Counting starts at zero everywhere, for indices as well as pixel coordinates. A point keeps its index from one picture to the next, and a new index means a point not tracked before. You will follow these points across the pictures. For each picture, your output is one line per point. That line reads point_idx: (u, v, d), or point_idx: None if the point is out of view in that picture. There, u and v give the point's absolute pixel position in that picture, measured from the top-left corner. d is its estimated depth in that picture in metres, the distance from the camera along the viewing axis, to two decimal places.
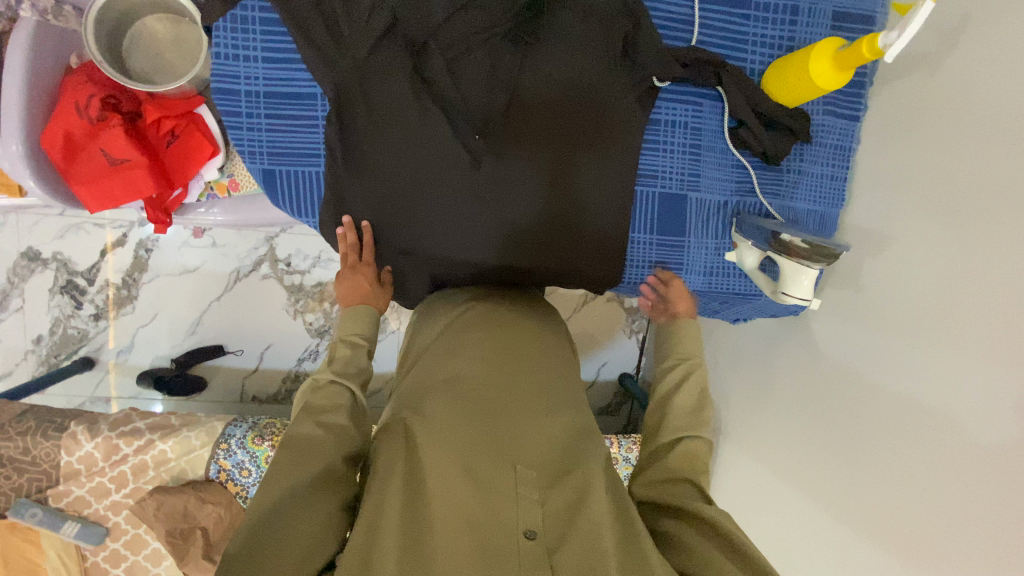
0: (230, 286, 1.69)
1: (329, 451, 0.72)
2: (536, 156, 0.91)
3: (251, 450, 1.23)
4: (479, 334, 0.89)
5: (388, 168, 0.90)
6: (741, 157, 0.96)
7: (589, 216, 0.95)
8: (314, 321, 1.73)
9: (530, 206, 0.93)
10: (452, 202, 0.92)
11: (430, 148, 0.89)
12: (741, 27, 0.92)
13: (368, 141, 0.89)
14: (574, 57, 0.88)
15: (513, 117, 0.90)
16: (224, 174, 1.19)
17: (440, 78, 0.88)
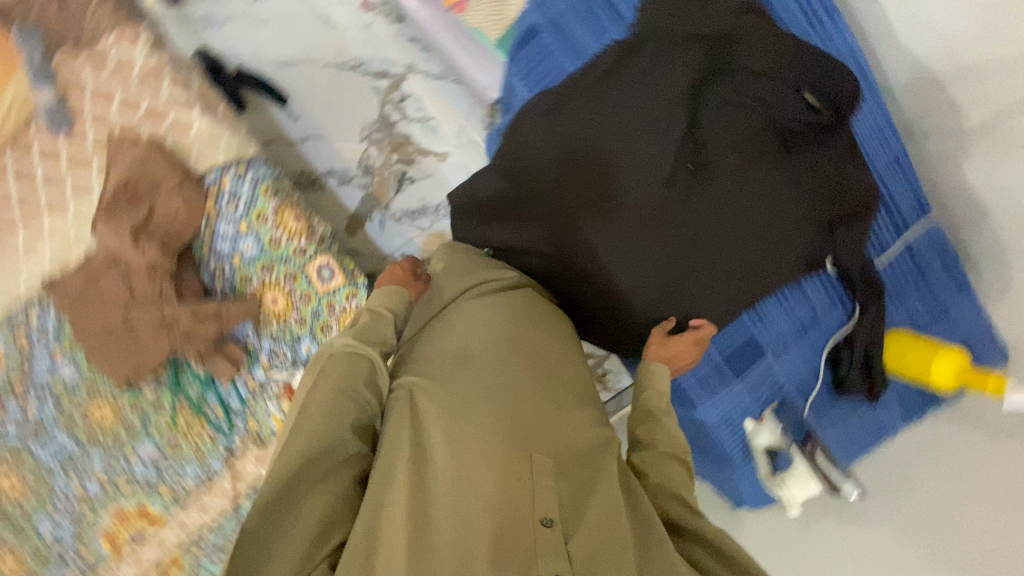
0: (343, 67, 1.61)
1: (338, 424, 0.73)
2: (710, 236, 0.93)
3: (255, 194, 1.16)
4: (499, 312, 0.88)
5: (611, 121, 0.92)
6: (822, 366, 1.04)
7: (694, 300, 0.98)
8: (372, 158, 1.64)
9: (671, 253, 0.93)
10: (626, 192, 0.92)
11: (646, 156, 0.90)
12: (903, 287, 1.03)
13: (604, 111, 0.92)
14: (796, 192, 0.93)
15: (724, 187, 0.92)
16: None
17: (701, 112, 0.91)
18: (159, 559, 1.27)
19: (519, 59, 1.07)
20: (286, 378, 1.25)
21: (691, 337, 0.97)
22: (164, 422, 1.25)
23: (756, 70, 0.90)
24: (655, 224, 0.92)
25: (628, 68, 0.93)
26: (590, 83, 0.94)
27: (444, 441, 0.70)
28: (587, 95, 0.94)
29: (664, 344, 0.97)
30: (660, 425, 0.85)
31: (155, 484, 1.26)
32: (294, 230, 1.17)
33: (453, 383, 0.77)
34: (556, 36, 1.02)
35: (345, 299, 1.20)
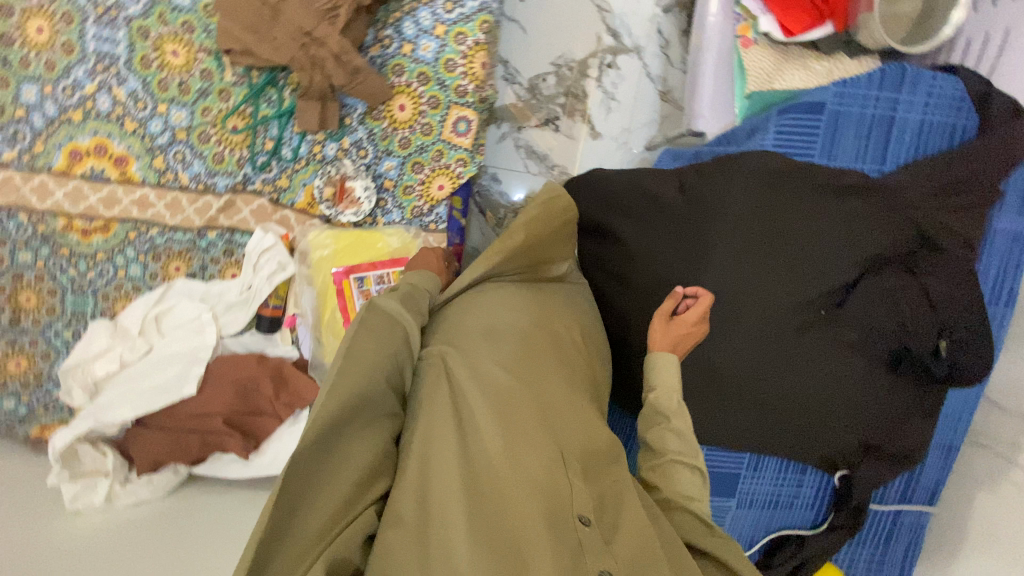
0: (592, 0, 1.59)
1: (376, 382, 0.68)
2: (785, 378, 0.95)
3: (473, 17, 1.10)
4: (542, 299, 0.94)
5: (798, 234, 0.93)
6: (760, 543, 1.07)
7: (728, 417, 0.99)
8: (545, 83, 1.64)
9: (749, 368, 0.95)
10: (762, 295, 0.93)
11: (794, 279, 0.93)
12: (865, 540, 1.07)
13: (796, 219, 0.93)
14: (871, 404, 0.96)
15: (824, 350, 0.95)
16: (759, 35, 1.17)
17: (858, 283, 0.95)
18: (98, 208, 1.17)
19: (791, 115, 0.91)
20: (348, 174, 1.17)
21: (687, 317, 0.92)
22: (216, 110, 1.15)
23: (927, 293, 0.94)
24: (755, 334, 0.94)
25: (842, 201, 0.93)
26: (805, 185, 0.93)
27: (486, 422, 0.71)
28: (792, 194, 0.94)
29: (664, 330, 0.94)
30: (663, 427, 0.88)
31: (158, 149, 1.15)
32: (474, 74, 1.11)
33: (486, 360, 0.77)
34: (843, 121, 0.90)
35: (455, 160, 1.16)
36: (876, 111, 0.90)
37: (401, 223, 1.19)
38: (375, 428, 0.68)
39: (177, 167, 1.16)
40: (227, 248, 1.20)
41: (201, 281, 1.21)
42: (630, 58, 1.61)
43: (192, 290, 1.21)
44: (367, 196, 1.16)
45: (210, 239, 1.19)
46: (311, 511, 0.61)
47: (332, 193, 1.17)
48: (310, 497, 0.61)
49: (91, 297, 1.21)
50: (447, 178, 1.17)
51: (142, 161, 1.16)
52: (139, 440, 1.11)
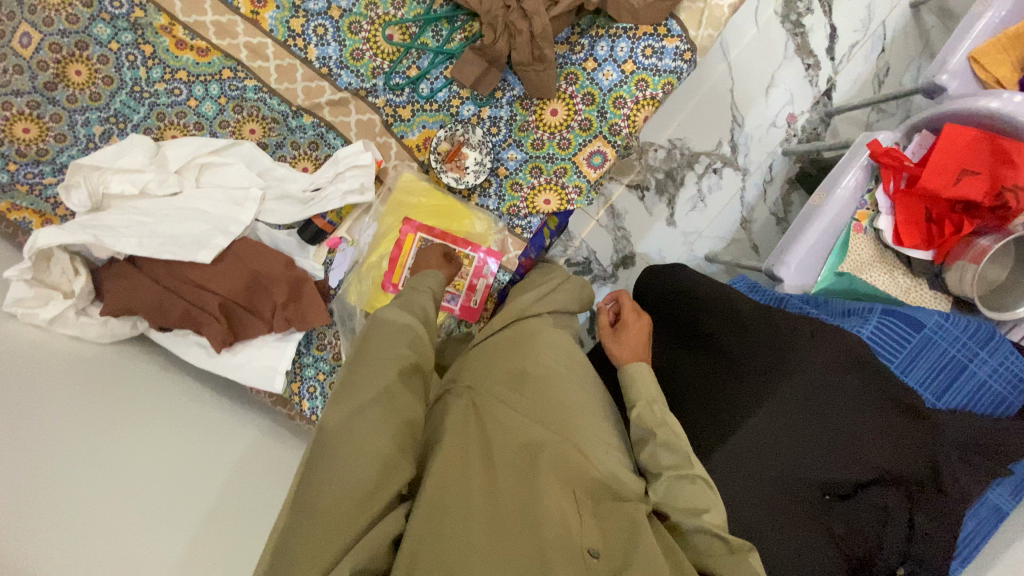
0: (732, 109, 1.64)
1: (383, 378, 0.76)
2: (775, 546, 0.93)
3: (663, 73, 1.08)
4: (565, 344, 0.99)
5: (845, 422, 0.93)
6: None
7: None
8: (653, 153, 1.66)
9: (742, 516, 0.95)
10: (788, 458, 0.93)
11: (822, 458, 0.93)
12: None
13: (836, 403, 0.93)
14: None
15: (820, 538, 0.93)
16: (871, 226, 1.24)
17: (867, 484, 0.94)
18: (208, 30, 1.06)
19: (885, 318, 0.95)
20: (470, 140, 1.12)
21: (627, 319, 1.07)
22: (381, 10, 1.08)
23: (919, 524, 0.93)
24: (754, 488, 0.94)
25: (881, 405, 0.94)
26: (858, 374, 0.94)
27: (500, 460, 0.79)
28: (841, 378, 0.94)
29: (619, 340, 1.05)
30: (652, 444, 0.90)
31: (302, 11, 1.07)
32: (634, 123, 1.10)
33: (506, 408, 0.85)
34: (921, 342, 0.95)
35: (571, 185, 1.14)
36: (948, 346, 0.96)
37: (492, 212, 1.15)
38: (393, 414, 0.74)
39: (310, 38, 1.08)
40: (313, 140, 1.11)
41: (268, 156, 1.10)
42: (735, 176, 1.68)
43: (255, 159, 1.09)
44: (475, 171, 1.12)
45: (302, 123, 1.10)
46: (336, 498, 0.67)
47: (446, 150, 1.12)
48: (328, 484, 0.68)
49: (145, 109, 1.07)
50: (554, 195, 1.14)
51: (279, 12, 1.06)
52: (123, 279, 0.99)
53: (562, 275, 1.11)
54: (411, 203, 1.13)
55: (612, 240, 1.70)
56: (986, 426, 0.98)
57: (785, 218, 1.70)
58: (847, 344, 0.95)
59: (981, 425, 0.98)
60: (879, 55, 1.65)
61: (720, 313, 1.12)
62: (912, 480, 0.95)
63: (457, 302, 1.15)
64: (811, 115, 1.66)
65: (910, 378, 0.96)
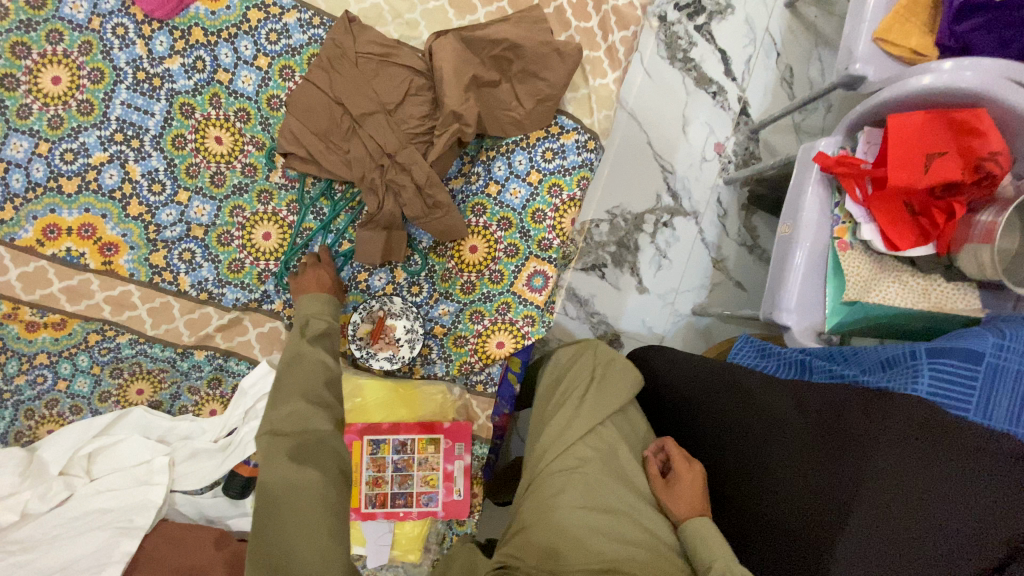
0: (656, 160, 1.55)
1: (316, 424, 0.71)
2: None
3: (573, 170, 0.97)
4: (602, 485, 0.82)
5: (936, 460, 0.71)
6: None
7: None
8: (597, 229, 1.54)
9: None
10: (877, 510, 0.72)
11: (920, 507, 0.70)
12: None
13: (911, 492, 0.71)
14: None
15: None
16: (856, 239, 1.10)
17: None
18: (60, 299, 0.90)
19: (942, 362, 0.78)
20: (391, 312, 0.96)
21: (677, 470, 0.84)
22: (249, 211, 0.96)
23: None
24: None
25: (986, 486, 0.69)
26: (937, 461, 0.71)
27: None
28: (901, 455, 0.73)
29: (672, 494, 0.83)
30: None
31: (160, 242, 0.93)
32: (562, 230, 0.97)
33: None
34: (990, 376, 0.77)
35: (521, 317, 0.97)
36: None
37: (443, 379, 0.97)
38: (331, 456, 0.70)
39: (178, 267, 0.94)
40: (214, 376, 0.95)
41: (165, 416, 0.93)
42: (687, 222, 1.56)
43: (151, 425, 0.92)
44: (408, 341, 0.95)
45: (195, 361, 0.94)
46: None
47: (368, 331, 0.95)
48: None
49: (10, 411, 0.88)
50: (508, 335, 0.97)
51: (135, 252, 0.92)
52: None
53: (588, 369, 0.94)
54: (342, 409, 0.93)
55: (588, 330, 1.53)
56: None
57: (757, 244, 1.57)
58: (907, 417, 0.75)
59: None
60: (777, 61, 1.60)
61: (741, 425, 0.93)
62: None
63: (438, 501, 0.93)
64: (736, 137, 1.58)
65: (998, 424, 0.77)
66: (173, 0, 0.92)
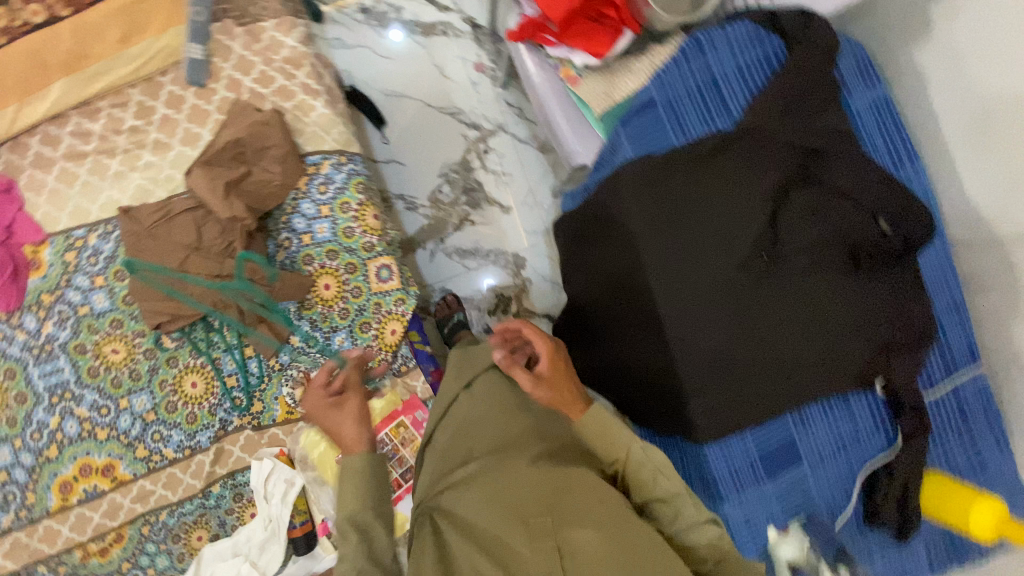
0: (441, 110, 1.76)
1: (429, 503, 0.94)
2: (740, 300, 0.96)
3: (347, 185, 1.19)
4: (503, 397, 1.03)
5: (685, 179, 0.98)
6: (854, 493, 0.99)
7: (710, 357, 0.97)
8: (442, 193, 1.75)
9: (700, 300, 0.97)
10: (680, 232, 0.98)
11: (697, 211, 0.98)
12: (939, 433, 1.03)
13: (686, 205, 0.98)
14: (830, 303, 0.97)
15: (754, 261, 0.96)
16: (579, 69, 1.30)
17: (776, 263, 0.97)
18: (105, 523, 1.17)
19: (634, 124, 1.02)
20: (310, 369, 1.20)
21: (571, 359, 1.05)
22: (171, 378, 1.19)
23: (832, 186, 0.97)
24: (709, 360, 0.97)
25: (720, 197, 0.97)
26: (677, 202, 0.98)
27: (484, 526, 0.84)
28: (670, 190, 0.98)
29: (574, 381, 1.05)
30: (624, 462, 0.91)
31: (135, 440, 1.18)
32: (370, 227, 1.18)
33: (464, 501, 0.89)
34: (667, 110, 1.02)
35: (394, 304, 1.20)
36: (689, 86, 1.02)
37: (375, 383, 1.21)
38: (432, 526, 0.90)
39: (158, 446, 1.18)
40: (236, 492, 1.19)
41: (225, 538, 1.19)
42: (498, 135, 1.77)
43: (222, 550, 1.18)
44: None
45: (217, 492, 1.19)
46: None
47: (303, 391, 1.19)
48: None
49: None
50: (399, 321, 1.20)
51: (126, 458, 1.18)
52: None
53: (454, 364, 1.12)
54: (327, 447, 1.17)
55: (495, 265, 1.74)
56: (807, 79, 0.97)
57: None
58: (649, 167, 1.00)
59: (794, 85, 0.98)
60: None
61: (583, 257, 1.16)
62: (794, 169, 0.99)
63: None
64: (483, 50, 1.77)
65: (696, 134, 1.01)
66: (15, 289, 1.18)
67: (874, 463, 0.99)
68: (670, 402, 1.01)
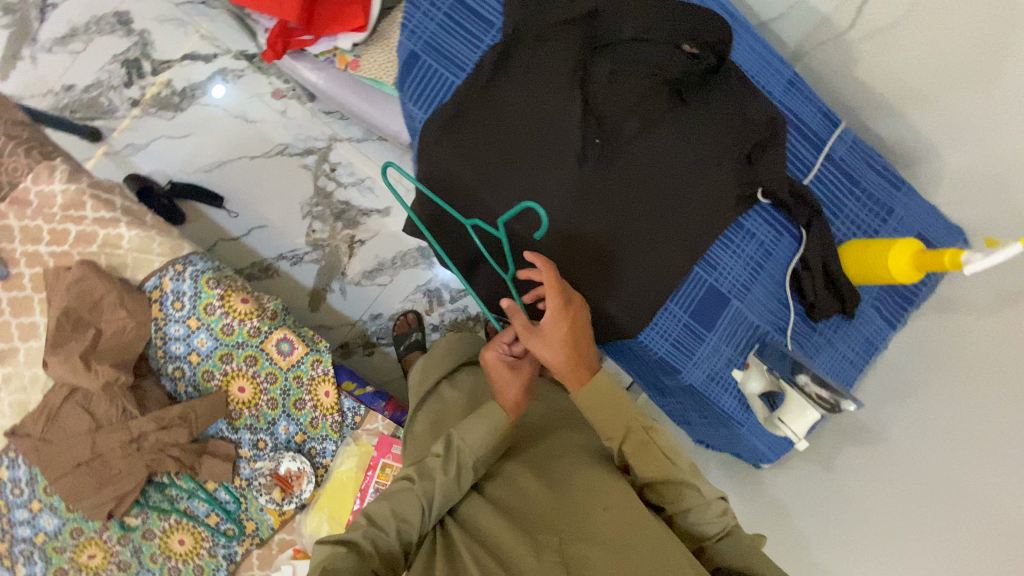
0: (269, 155, 1.66)
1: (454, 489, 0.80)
2: (597, 191, 0.93)
3: (198, 288, 1.13)
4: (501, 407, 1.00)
5: (485, 109, 0.93)
6: (790, 298, 1.00)
7: (598, 258, 0.95)
8: (317, 230, 1.66)
9: (561, 211, 0.94)
10: (509, 159, 0.93)
11: (512, 131, 0.93)
12: (840, 201, 1.02)
13: (500, 133, 0.93)
14: (678, 147, 0.94)
15: (588, 148, 0.92)
16: (353, 51, 1.20)
17: (611, 144, 0.93)
18: None
19: (409, 85, 0.96)
20: (273, 466, 1.17)
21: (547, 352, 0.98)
22: (156, 550, 1.14)
23: (623, 39, 0.93)
24: (599, 267, 0.95)
25: (525, 114, 0.93)
26: (490, 142, 0.93)
27: (484, 534, 0.74)
28: (479, 127, 0.94)
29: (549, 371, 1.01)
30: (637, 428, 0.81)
31: None
32: (244, 315, 1.13)
33: (468, 512, 0.79)
34: (432, 52, 0.96)
35: (312, 367, 1.16)
36: (439, 18, 0.96)
37: (339, 446, 1.19)
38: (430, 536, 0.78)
39: None
40: None
41: None
42: (335, 147, 1.67)
43: None
44: (297, 462, 1.16)
45: None
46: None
47: (280, 490, 1.16)
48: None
49: None
50: (328, 381, 1.17)
51: None
52: None
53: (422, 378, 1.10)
54: (332, 525, 1.16)
55: (405, 267, 1.68)
56: None
57: None
58: (448, 116, 0.94)
59: None
60: (211, 10, 1.67)
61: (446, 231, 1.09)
62: (580, 40, 0.93)
63: None
64: (273, 78, 1.67)
65: (472, 60, 0.96)
66: None
67: (795, 263, 0.99)
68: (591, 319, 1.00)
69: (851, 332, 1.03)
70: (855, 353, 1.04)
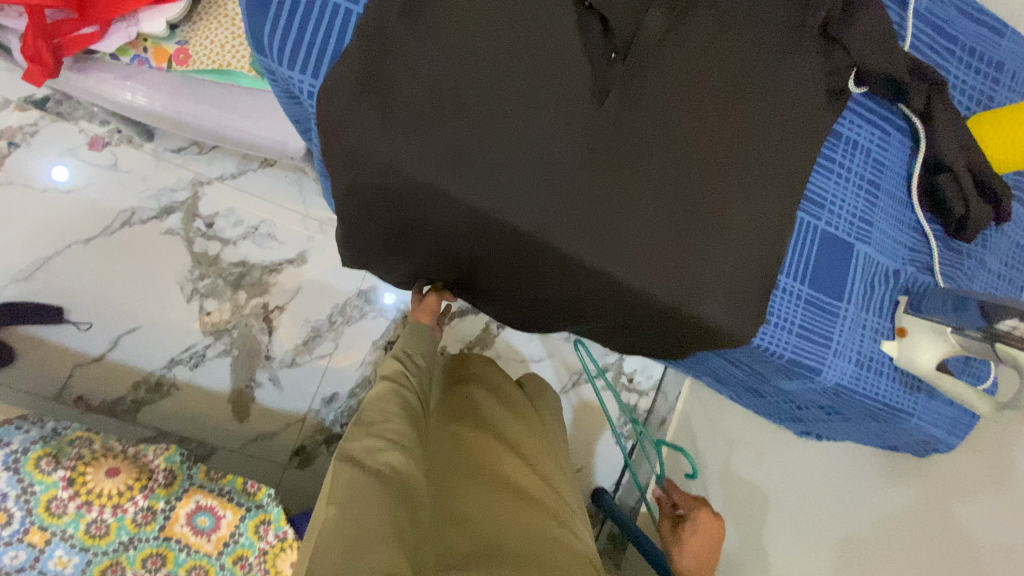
0: (110, 230, 1.17)
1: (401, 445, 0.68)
2: (635, 130, 0.57)
3: (24, 480, 0.68)
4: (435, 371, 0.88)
5: (414, 39, 0.53)
6: (924, 220, 0.70)
7: (669, 236, 0.59)
8: (213, 310, 1.19)
9: (591, 178, 0.56)
10: (481, 114, 0.54)
11: (470, 68, 0.53)
12: (941, 63, 0.72)
13: (453, 75, 0.53)
14: (733, 34, 0.60)
15: (603, 70, 0.56)
16: (173, 39, 0.78)
17: (641, 56, 0.57)
18: None
19: (274, 39, 0.55)
20: None
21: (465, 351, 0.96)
22: None
23: None
24: (672, 255, 0.58)
25: (486, 38, 0.54)
26: (445, 98, 0.53)
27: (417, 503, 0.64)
28: (414, 72, 0.53)
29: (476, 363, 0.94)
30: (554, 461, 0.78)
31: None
32: (116, 495, 0.71)
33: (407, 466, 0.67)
34: None
35: (258, 536, 0.77)
36: None
37: None
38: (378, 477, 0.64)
39: None
40: None
41: None
42: (205, 194, 1.21)
43: None
44: None
45: None
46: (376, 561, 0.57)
47: None
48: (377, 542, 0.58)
49: None
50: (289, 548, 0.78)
51: None
52: None
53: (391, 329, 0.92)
54: None
55: (351, 322, 1.26)
56: None
57: None
58: (355, 68, 0.53)
59: None
60: None
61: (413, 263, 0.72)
62: None
63: None
64: (82, 123, 1.18)
65: None
66: None
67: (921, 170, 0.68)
68: (670, 330, 0.66)
69: (1002, 238, 0.74)
70: (1005, 264, 0.75)
